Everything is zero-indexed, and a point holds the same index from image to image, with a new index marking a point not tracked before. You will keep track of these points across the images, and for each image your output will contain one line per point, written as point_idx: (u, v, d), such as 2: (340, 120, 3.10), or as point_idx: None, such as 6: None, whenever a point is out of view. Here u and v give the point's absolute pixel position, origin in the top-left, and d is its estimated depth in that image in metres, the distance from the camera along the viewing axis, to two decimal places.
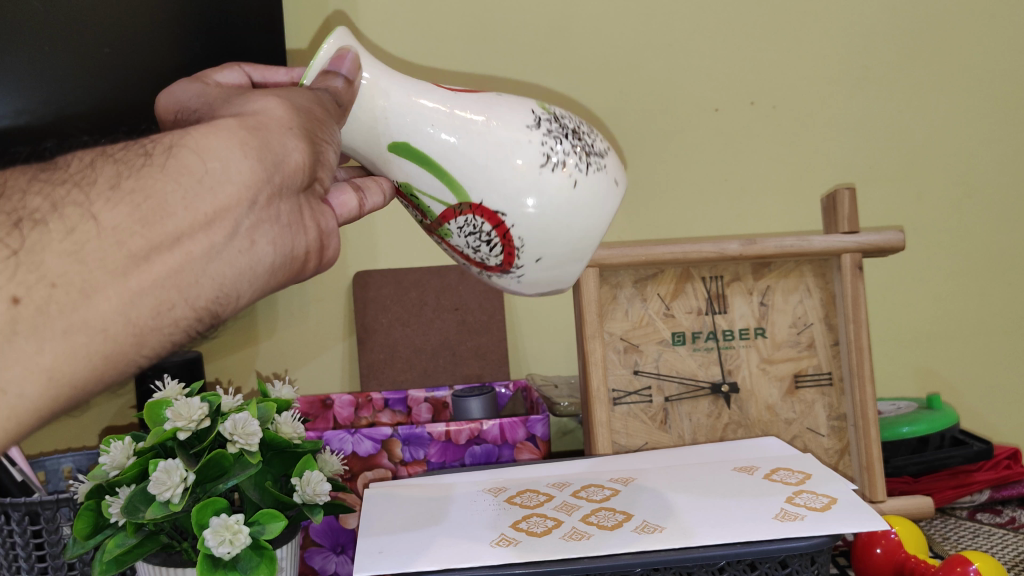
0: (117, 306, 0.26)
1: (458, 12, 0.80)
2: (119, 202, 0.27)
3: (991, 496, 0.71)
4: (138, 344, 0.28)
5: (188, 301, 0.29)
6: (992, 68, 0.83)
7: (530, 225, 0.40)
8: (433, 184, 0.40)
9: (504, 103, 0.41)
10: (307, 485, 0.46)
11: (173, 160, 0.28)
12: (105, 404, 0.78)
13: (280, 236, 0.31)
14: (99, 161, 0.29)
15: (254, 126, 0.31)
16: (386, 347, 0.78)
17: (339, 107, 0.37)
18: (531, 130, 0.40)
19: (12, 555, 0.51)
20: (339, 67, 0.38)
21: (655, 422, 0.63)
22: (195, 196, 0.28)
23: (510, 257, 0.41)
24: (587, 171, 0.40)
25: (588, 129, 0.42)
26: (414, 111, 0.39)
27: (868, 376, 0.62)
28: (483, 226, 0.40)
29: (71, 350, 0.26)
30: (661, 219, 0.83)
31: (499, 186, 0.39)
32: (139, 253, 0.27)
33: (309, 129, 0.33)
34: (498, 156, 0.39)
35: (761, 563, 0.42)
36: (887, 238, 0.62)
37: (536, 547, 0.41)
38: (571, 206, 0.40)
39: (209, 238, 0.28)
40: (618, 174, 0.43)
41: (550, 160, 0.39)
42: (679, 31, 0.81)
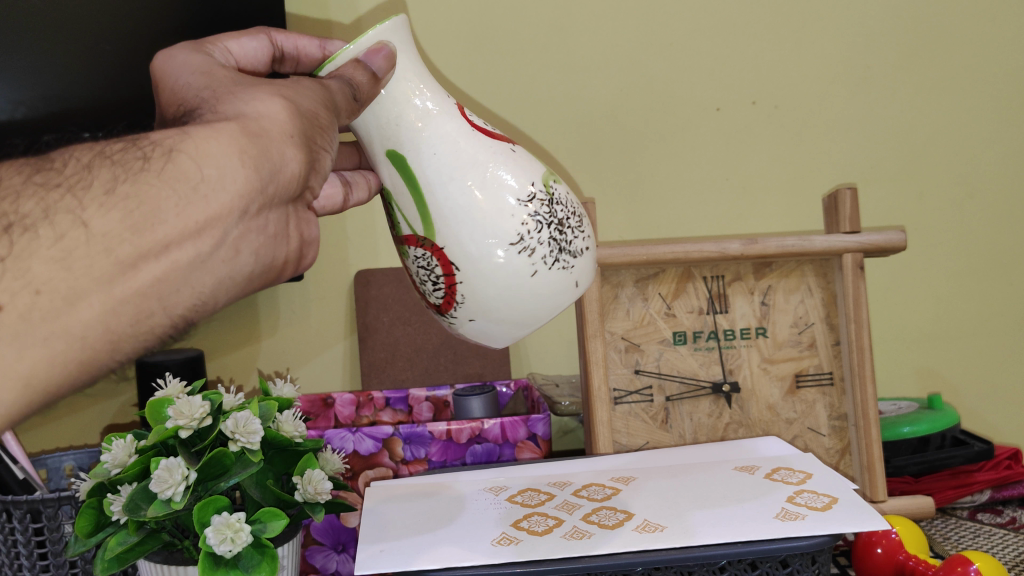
0: (97, 314, 0.26)
1: (458, 11, 0.80)
2: (112, 208, 0.26)
3: (992, 496, 0.71)
4: (114, 351, 0.27)
5: (167, 310, 0.28)
6: (993, 68, 0.83)
7: (476, 289, 0.40)
8: (411, 207, 0.40)
9: (513, 161, 0.40)
10: (308, 483, 0.46)
11: (170, 166, 0.28)
12: (107, 402, 0.78)
13: (261, 245, 0.32)
14: (96, 163, 0.28)
15: (256, 132, 0.30)
16: (387, 347, 0.78)
17: (352, 104, 0.37)
18: (517, 205, 0.39)
19: (13, 555, 0.51)
20: (371, 61, 0.38)
21: (656, 422, 0.63)
22: (187, 204, 0.28)
23: (448, 306, 0.41)
24: (551, 266, 0.39)
25: (578, 223, 0.41)
26: (421, 132, 0.39)
27: (868, 377, 0.62)
28: (435, 268, 0.40)
29: (51, 358, 0.25)
30: (662, 218, 0.83)
31: (464, 239, 0.39)
32: (127, 261, 0.26)
33: (309, 135, 0.33)
34: (475, 211, 0.38)
35: (763, 562, 0.42)
36: (889, 238, 0.62)
37: (536, 545, 0.41)
38: (519, 294, 0.39)
39: (196, 247, 0.28)
40: (584, 277, 0.42)
41: (522, 242, 0.39)
42: (680, 30, 0.81)
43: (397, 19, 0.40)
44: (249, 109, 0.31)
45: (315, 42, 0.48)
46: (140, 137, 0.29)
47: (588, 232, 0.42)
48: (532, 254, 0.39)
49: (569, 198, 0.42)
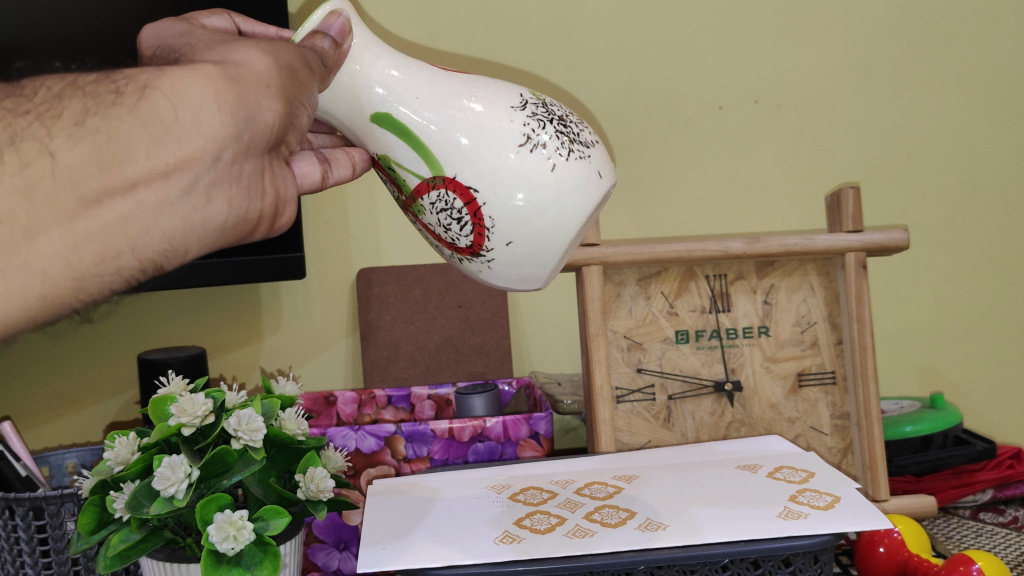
0: (59, 248, 0.27)
1: (460, 9, 0.79)
2: (80, 140, 0.27)
3: (994, 496, 0.71)
4: (78, 290, 0.28)
5: (132, 250, 0.29)
6: (996, 66, 0.83)
7: (504, 204, 0.38)
8: (410, 156, 0.39)
9: (492, 86, 0.40)
10: (312, 481, 0.46)
11: (143, 104, 0.29)
12: (110, 399, 0.78)
13: (237, 195, 0.33)
14: (68, 94, 0.29)
15: (234, 78, 0.31)
16: (389, 344, 0.77)
17: (326, 68, 0.37)
18: (514, 112, 0.39)
19: (17, 554, 0.51)
20: (328, 28, 0.39)
21: (658, 421, 0.63)
22: (158, 145, 0.28)
23: (481, 238, 0.39)
24: (569, 157, 0.38)
25: (577, 120, 0.41)
26: (395, 83, 0.39)
27: (871, 374, 0.62)
28: (455, 202, 0.39)
29: (9, 290, 0.27)
30: (665, 218, 0.83)
31: (475, 162, 0.38)
32: (93, 195, 0.27)
33: (288, 90, 0.34)
34: (477, 131, 0.38)
35: (765, 561, 0.41)
36: (892, 237, 0.62)
37: (538, 545, 0.41)
38: (549, 192, 0.38)
39: (164, 189, 0.29)
40: (604, 167, 0.40)
41: (530, 140, 0.38)
42: (682, 28, 0.81)
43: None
44: (229, 58, 0.32)
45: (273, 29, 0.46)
46: (117, 76, 0.30)
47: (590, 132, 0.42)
48: (545, 150, 0.38)
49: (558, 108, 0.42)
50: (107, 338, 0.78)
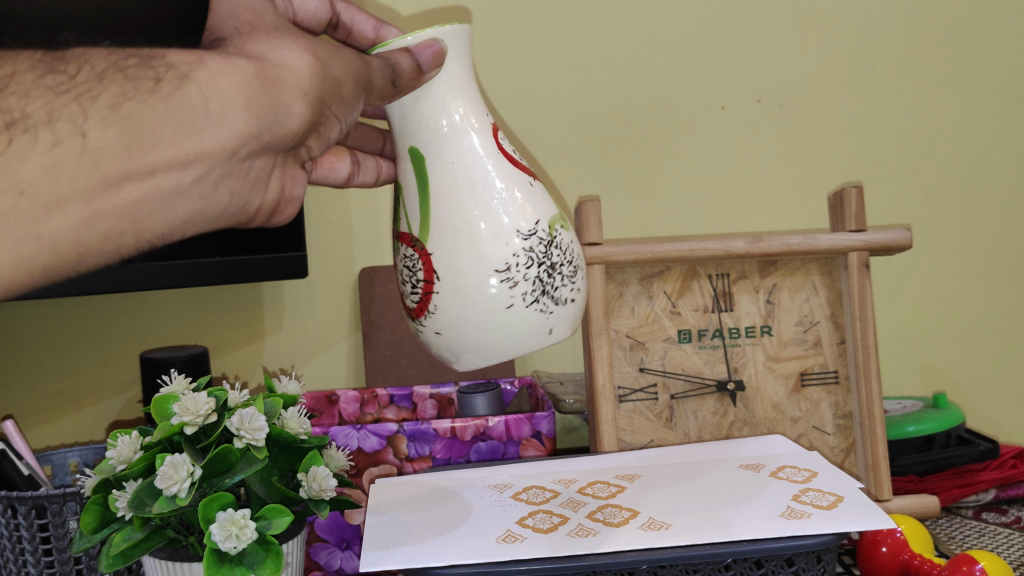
0: (72, 224, 0.26)
1: (463, 8, 0.79)
2: (112, 123, 0.27)
3: (996, 496, 0.71)
4: (79, 262, 0.27)
5: (136, 233, 0.29)
6: (998, 66, 0.83)
7: (449, 303, 0.39)
8: (415, 206, 0.41)
9: (526, 195, 0.40)
10: (313, 480, 0.46)
11: (178, 92, 0.29)
12: (112, 398, 0.79)
13: (241, 187, 0.33)
14: (108, 75, 0.28)
15: (272, 80, 0.32)
16: (391, 344, 0.77)
17: (391, 88, 0.37)
18: (517, 238, 0.39)
19: (20, 554, 0.51)
20: (418, 50, 0.38)
21: (661, 420, 0.63)
22: (184, 134, 0.29)
23: (421, 311, 0.41)
24: (529, 304, 0.39)
25: (571, 272, 0.41)
26: (449, 140, 0.39)
27: (874, 374, 0.62)
28: (418, 272, 0.40)
29: (15, 261, 0.25)
30: (667, 217, 0.83)
31: (456, 252, 0.39)
32: (112, 178, 0.27)
33: (324, 97, 0.34)
34: (476, 228, 0.39)
35: (769, 561, 0.41)
36: (896, 236, 0.62)
37: (541, 543, 0.41)
38: (492, 321, 0.39)
39: (179, 177, 0.29)
40: (560, 328, 0.41)
41: (507, 270, 0.38)
42: (686, 27, 0.81)
43: (459, 26, 0.40)
44: (272, 53, 0.33)
45: (372, 23, 0.50)
46: (154, 55, 0.30)
47: (579, 284, 0.42)
48: (514, 287, 0.39)
49: (572, 247, 0.42)
50: (110, 337, 0.78)
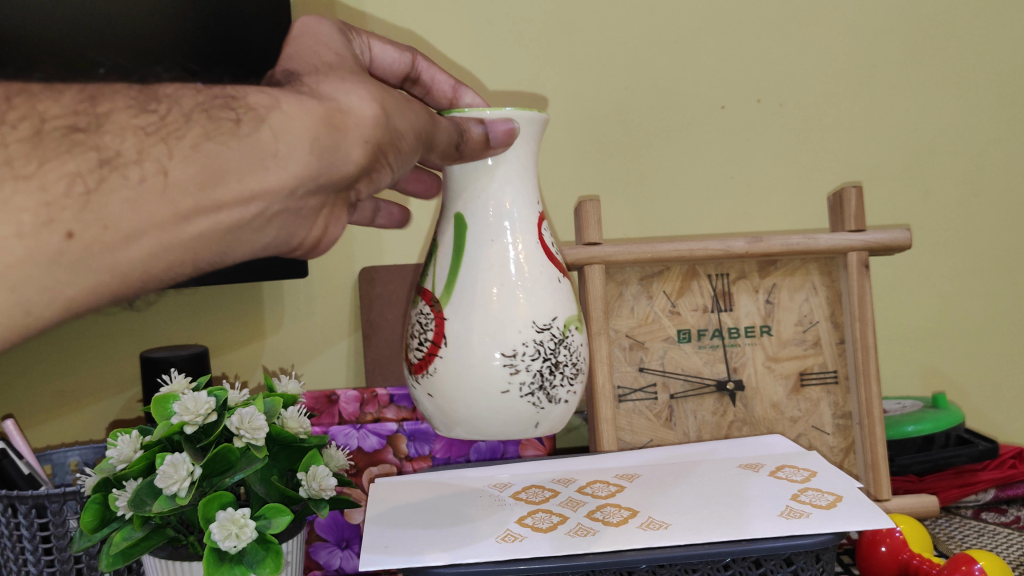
0: (143, 256, 0.29)
1: (463, 8, 0.79)
2: (191, 162, 0.29)
3: (995, 495, 0.71)
4: (143, 286, 0.30)
5: (194, 263, 0.31)
6: (998, 66, 0.83)
7: (446, 371, 0.41)
8: (444, 269, 0.42)
9: (551, 289, 0.42)
10: (313, 480, 0.46)
11: (253, 133, 0.31)
12: (112, 398, 0.79)
13: (289, 223, 0.34)
14: (196, 115, 0.31)
15: (336, 126, 0.33)
16: (391, 343, 0.77)
17: (454, 151, 0.39)
18: (530, 328, 0.40)
19: (21, 554, 0.51)
20: (492, 125, 0.40)
21: (660, 419, 0.63)
22: (250, 173, 0.31)
23: (420, 369, 0.42)
24: (523, 395, 0.40)
25: (574, 373, 0.42)
26: (498, 216, 0.42)
27: (873, 374, 0.62)
28: (428, 332, 0.42)
29: (96, 285, 0.29)
30: (667, 217, 0.83)
31: (470, 321, 0.40)
32: (182, 214, 0.29)
33: (383, 146, 0.35)
34: (493, 303, 0.40)
35: (767, 560, 0.41)
36: (895, 236, 0.62)
37: (540, 543, 0.41)
38: (483, 401, 0.40)
39: (240, 213, 0.31)
40: (550, 425, 0.42)
41: (511, 358, 0.40)
42: (686, 28, 0.81)
43: (539, 113, 0.43)
44: (343, 98, 0.34)
45: (451, 84, 0.54)
46: (234, 94, 0.32)
47: (577, 388, 0.42)
48: (514, 374, 0.40)
49: (582, 351, 0.43)
50: (109, 337, 0.78)
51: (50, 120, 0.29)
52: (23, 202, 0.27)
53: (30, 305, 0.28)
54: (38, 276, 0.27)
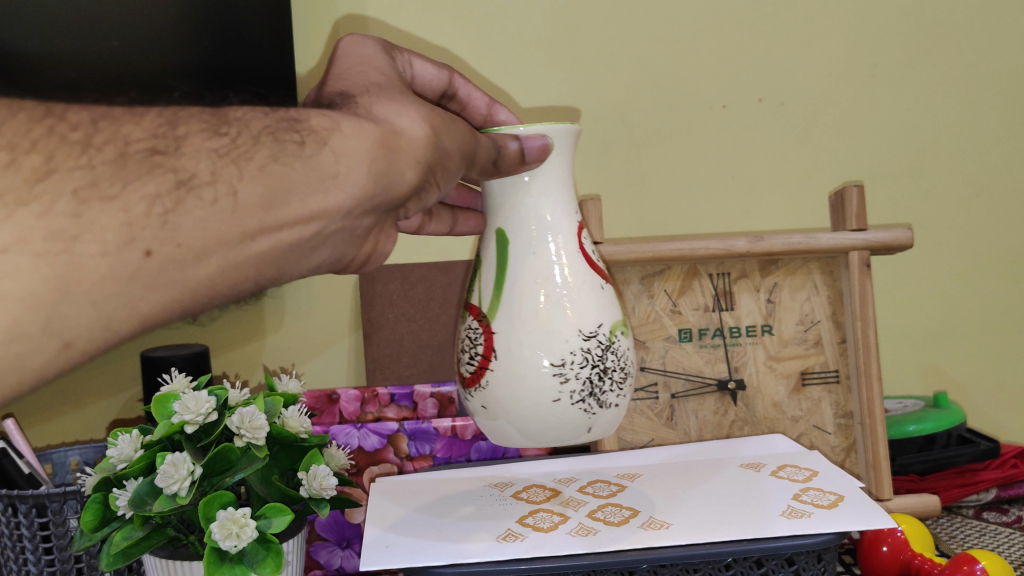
0: (211, 272, 0.31)
1: (465, 8, 0.80)
2: (258, 182, 0.32)
3: (997, 495, 0.71)
4: (209, 304, 0.32)
5: (255, 279, 0.33)
6: (1000, 66, 0.83)
7: (499, 384, 0.41)
8: (489, 284, 0.43)
9: (597, 295, 0.42)
10: (313, 479, 0.46)
11: (316, 155, 0.33)
12: (112, 397, 0.78)
13: (342, 241, 0.37)
14: (263, 137, 0.33)
15: (389, 148, 0.36)
16: (392, 343, 0.77)
17: (492, 167, 0.41)
18: (576, 336, 0.40)
19: (21, 554, 0.51)
20: (527, 140, 0.41)
21: (661, 419, 0.63)
22: (311, 193, 0.33)
23: (472, 382, 0.42)
24: (575, 403, 0.40)
25: (622, 376, 0.42)
26: (537, 227, 0.42)
27: (875, 373, 0.62)
28: (478, 346, 0.42)
29: (168, 301, 0.30)
30: (669, 216, 0.83)
31: (518, 334, 0.41)
32: (248, 233, 0.32)
33: (431, 166, 0.38)
34: (541, 314, 0.41)
35: (770, 560, 0.41)
36: (897, 236, 0.62)
37: (543, 542, 0.41)
38: (536, 412, 0.40)
39: (301, 231, 0.34)
40: (600, 430, 0.42)
41: (562, 367, 0.40)
42: (688, 27, 0.81)
43: (572, 125, 0.43)
44: (397, 121, 0.37)
45: (486, 101, 0.55)
46: (296, 115, 0.34)
47: (627, 391, 0.43)
48: (564, 383, 0.40)
49: (628, 354, 0.43)
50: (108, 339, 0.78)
51: (132, 143, 0.30)
52: (106, 221, 0.28)
53: (109, 319, 0.29)
54: (117, 292, 0.29)
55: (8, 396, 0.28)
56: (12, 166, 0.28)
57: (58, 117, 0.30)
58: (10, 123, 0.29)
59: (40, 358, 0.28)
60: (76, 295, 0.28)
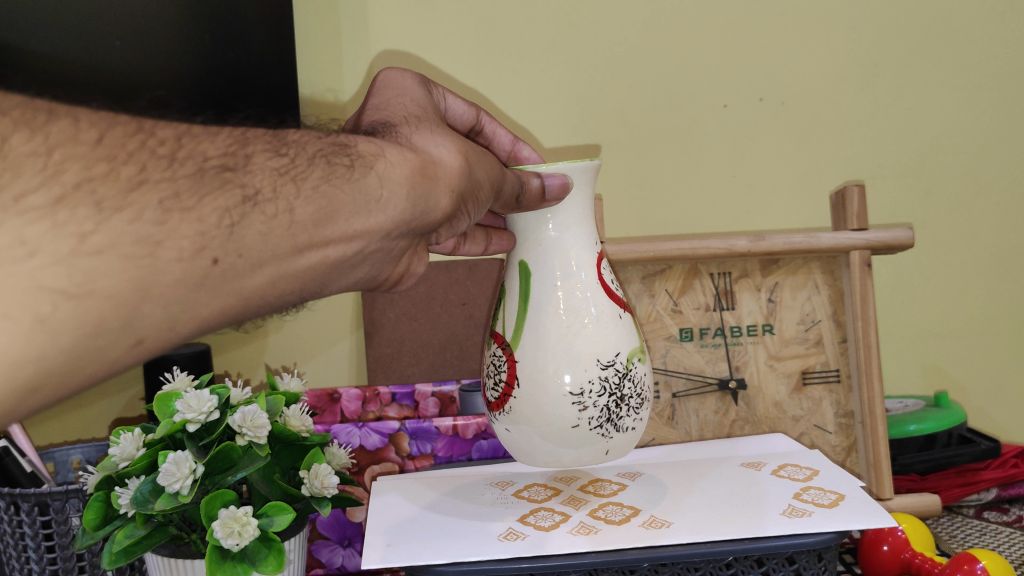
0: (267, 282, 0.30)
1: (468, 8, 0.80)
2: (310, 200, 0.31)
3: (998, 494, 0.71)
4: (259, 310, 0.31)
5: (301, 293, 0.32)
6: (1002, 65, 0.83)
7: (521, 409, 0.42)
8: (512, 313, 0.43)
9: (616, 325, 0.42)
10: (316, 477, 0.46)
11: (362, 179, 0.33)
12: (115, 397, 0.79)
13: (378, 262, 0.36)
14: (317, 159, 0.32)
15: (428, 174, 0.35)
16: (393, 342, 0.77)
17: (514, 202, 0.41)
18: (595, 365, 0.41)
19: (23, 549, 0.51)
20: (549, 177, 0.42)
21: (662, 419, 0.63)
22: (357, 214, 0.32)
23: (497, 407, 0.43)
24: (593, 429, 0.41)
25: (638, 405, 0.43)
26: (559, 258, 0.43)
27: (876, 374, 0.62)
28: (502, 372, 0.43)
29: (227, 308, 0.29)
30: (669, 215, 0.83)
31: (540, 360, 0.41)
32: (298, 248, 0.30)
33: (465, 196, 0.37)
34: (561, 343, 0.41)
35: (770, 559, 0.41)
36: (898, 235, 0.62)
37: (546, 542, 0.41)
38: (556, 435, 0.41)
39: (344, 250, 0.32)
40: (615, 451, 0.43)
41: (580, 395, 0.41)
42: (690, 27, 0.81)
43: (592, 161, 0.43)
44: (433, 151, 0.36)
45: (511, 138, 0.54)
46: (345, 141, 0.34)
47: (643, 416, 0.44)
48: (582, 411, 0.41)
49: (645, 380, 0.44)
50: None
51: (207, 159, 0.30)
52: (185, 230, 0.27)
53: (175, 321, 0.28)
54: (186, 298, 0.28)
55: (64, 396, 0.27)
56: (108, 175, 0.27)
57: (148, 134, 0.30)
58: (108, 137, 0.28)
59: (115, 352, 0.27)
60: (153, 299, 0.27)
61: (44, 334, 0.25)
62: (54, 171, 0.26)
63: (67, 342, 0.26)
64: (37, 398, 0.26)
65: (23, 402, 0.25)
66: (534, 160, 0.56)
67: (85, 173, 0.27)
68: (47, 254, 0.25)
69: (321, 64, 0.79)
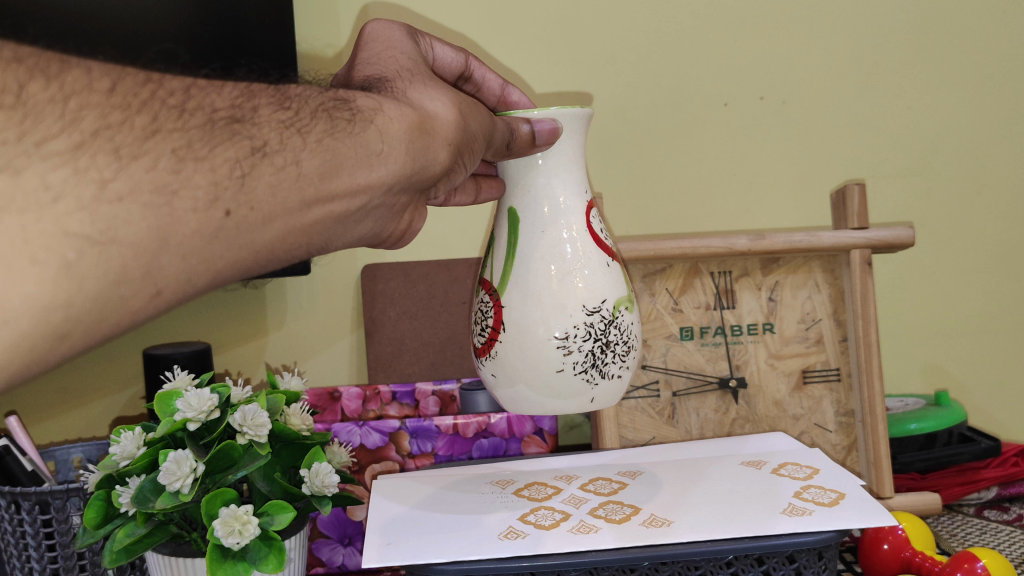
0: (277, 236, 0.30)
1: (468, 4, 0.80)
2: (317, 153, 0.31)
3: (998, 493, 0.71)
4: (266, 267, 0.31)
5: (308, 249, 0.32)
6: (1002, 64, 0.83)
7: (506, 354, 0.41)
8: (500, 259, 0.43)
9: (604, 271, 0.42)
10: (316, 476, 0.46)
11: (362, 132, 0.33)
12: (116, 395, 0.79)
13: (381, 218, 0.36)
14: (319, 112, 0.32)
15: (423, 127, 0.35)
16: (394, 340, 0.77)
17: (505, 150, 0.40)
18: (581, 311, 0.40)
19: (23, 548, 0.51)
20: (538, 122, 0.41)
21: (662, 417, 0.63)
22: (360, 168, 0.33)
23: (483, 353, 0.43)
24: (577, 373, 0.40)
25: (626, 352, 0.42)
26: (547, 204, 0.42)
27: (876, 371, 0.62)
28: (489, 319, 0.42)
29: (239, 262, 0.29)
30: (670, 214, 0.83)
31: (526, 306, 0.41)
32: (307, 201, 0.31)
33: (461, 149, 0.38)
34: (547, 287, 0.41)
35: (770, 557, 0.41)
36: (898, 233, 0.62)
37: (546, 539, 0.41)
38: (541, 381, 0.41)
39: (349, 205, 0.33)
40: (602, 400, 0.42)
41: (564, 338, 0.40)
42: (690, 21, 0.81)
43: (583, 109, 0.43)
44: (428, 104, 0.37)
45: (501, 83, 0.54)
46: (343, 96, 0.34)
47: (629, 364, 0.43)
48: (567, 355, 0.40)
49: (633, 329, 0.43)
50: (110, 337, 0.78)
51: (215, 111, 0.30)
52: (199, 180, 0.28)
53: (191, 275, 0.28)
54: (202, 250, 0.28)
55: (81, 351, 0.27)
56: (123, 124, 0.27)
57: (157, 84, 0.29)
58: (120, 85, 0.28)
59: (135, 304, 0.27)
60: (171, 250, 0.27)
61: (70, 280, 0.25)
62: (72, 119, 0.27)
63: (93, 289, 0.26)
64: (66, 346, 0.26)
65: (53, 349, 0.26)
66: (524, 104, 0.56)
67: (102, 121, 0.27)
68: (71, 200, 0.25)
69: (320, 61, 0.79)
